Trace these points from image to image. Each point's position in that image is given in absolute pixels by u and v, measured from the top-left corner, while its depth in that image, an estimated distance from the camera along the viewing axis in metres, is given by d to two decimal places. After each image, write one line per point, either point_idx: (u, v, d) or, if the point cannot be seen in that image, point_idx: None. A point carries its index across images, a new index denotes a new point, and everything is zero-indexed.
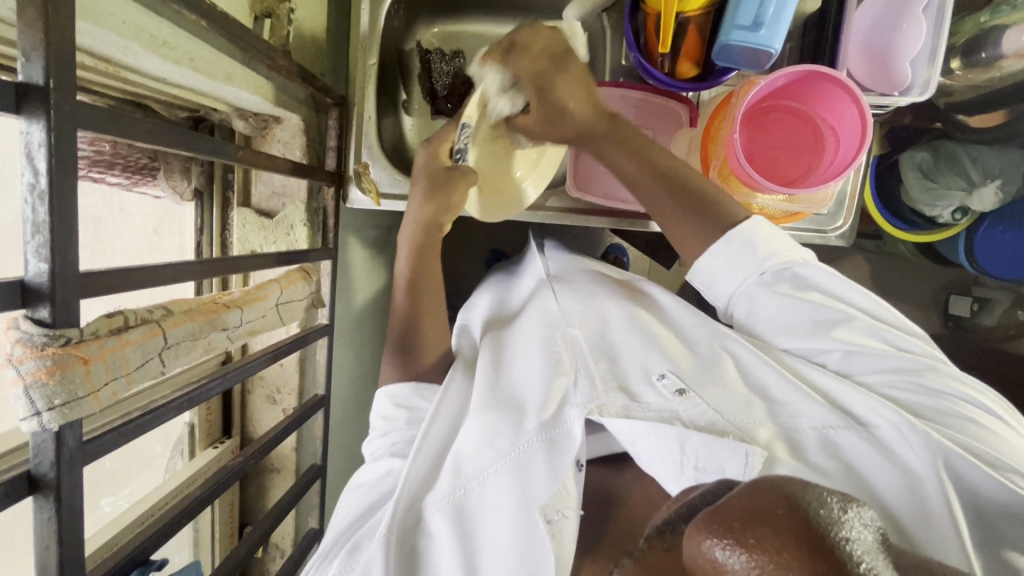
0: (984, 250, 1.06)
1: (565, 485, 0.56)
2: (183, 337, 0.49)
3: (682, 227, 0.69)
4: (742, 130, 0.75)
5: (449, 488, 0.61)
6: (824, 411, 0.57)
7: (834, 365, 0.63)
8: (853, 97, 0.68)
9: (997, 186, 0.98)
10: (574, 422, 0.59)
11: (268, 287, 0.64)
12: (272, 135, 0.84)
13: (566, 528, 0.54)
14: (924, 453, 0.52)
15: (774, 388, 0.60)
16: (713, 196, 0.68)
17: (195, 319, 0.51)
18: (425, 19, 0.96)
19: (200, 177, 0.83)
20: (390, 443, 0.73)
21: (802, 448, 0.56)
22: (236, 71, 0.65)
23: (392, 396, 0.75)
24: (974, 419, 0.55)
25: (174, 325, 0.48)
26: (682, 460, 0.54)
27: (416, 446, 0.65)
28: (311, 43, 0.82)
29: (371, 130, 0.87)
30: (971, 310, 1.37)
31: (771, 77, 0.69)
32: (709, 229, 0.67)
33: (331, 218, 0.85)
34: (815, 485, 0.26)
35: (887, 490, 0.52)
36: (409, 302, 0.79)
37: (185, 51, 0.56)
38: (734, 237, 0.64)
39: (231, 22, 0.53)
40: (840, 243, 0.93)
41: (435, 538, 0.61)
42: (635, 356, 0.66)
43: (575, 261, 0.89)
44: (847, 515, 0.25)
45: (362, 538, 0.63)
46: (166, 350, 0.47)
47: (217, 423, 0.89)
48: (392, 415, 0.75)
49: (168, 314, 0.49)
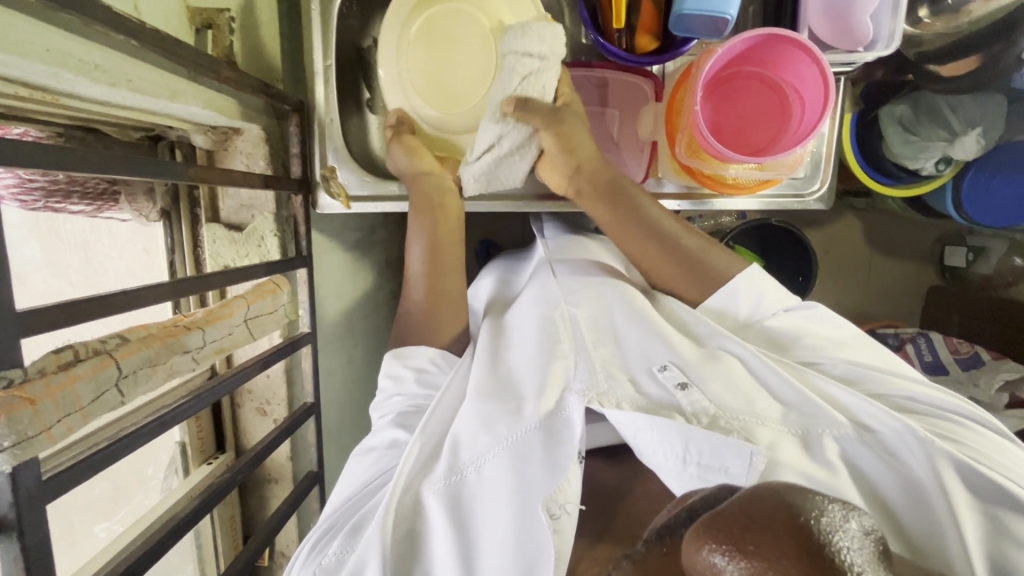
0: (973, 202, 1.08)
1: (566, 480, 0.56)
2: (141, 364, 0.49)
3: (672, 275, 0.75)
4: (706, 102, 0.73)
5: (445, 472, 0.61)
6: (831, 413, 0.59)
7: (837, 373, 0.66)
8: (814, 59, 0.67)
9: (979, 134, 1.00)
10: (574, 410, 0.58)
11: (233, 303, 0.62)
12: (233, 147, 0.83)
13: (567, 523, 0.54)
14: (922, 454, 0.55)
15: (777, 384, 0.62)
16: (700, 253, 0.75)
17: (151, 346, 0.50)
18: (381, 15, 0.95)
19: (165, 197, 0.81)
20: (392, 410, 0.71)
21: (811, 445, 0.57)
22: (182, 87, 0.63)
23: (400, 355, 0.73)
24: (976, 431, 0.58)
25: (128, 354, 0.48)
26: (684, 457, 0.53)
27: (426, 418, 0.65)
28: (264, 51, 0.81)
29: (335, 133, 0.88)
30: (967, 260, 1.44)
31: (728, 43, 0.68)
32: (697, 279, 0.74)
33: (301, 225, 0.85)
34: (812, 491, 0.27)
35: (887, 490, 0.55)
36: (425, 251, 0.79)
37: (121, 74, 0.54)
38: (734, 291, 0.72)
39: (163, 38, 0.53)
40: (820, 207, 0.92)
41: (432, 522, 0.60)
42: (637, 347, 0.66)
43: (575, 242, 0.89)
44: (845, 524, 0.25)
45: (363, 518, 0.63)
46: (123, 380, 0.47)
47: (209, 439, 0.89)
48: (400, 375, 0.72)
49: (122, 343, 0.48)
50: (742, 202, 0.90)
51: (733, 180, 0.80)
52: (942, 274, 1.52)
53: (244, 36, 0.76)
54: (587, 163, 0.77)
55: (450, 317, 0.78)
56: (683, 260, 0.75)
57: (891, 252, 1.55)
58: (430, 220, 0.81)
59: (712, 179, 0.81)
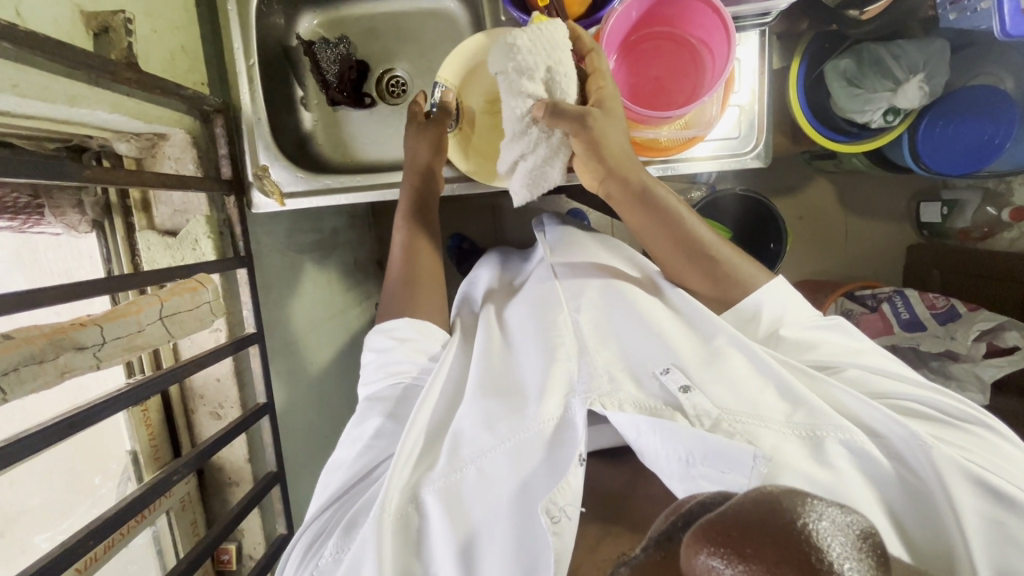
0: (930, 150, 1.04)
1: (567, 481, 0.54)
2: (23, 360, 0.50)
3: (695, 279, 0.71)
4: (618, 68, 0.74)
5: (446, 467, 0.60)
6: (835, 416, 0.57)
7: (850, 378, 0.64)
8: (712, 8, 0.66)
9: (921, 80, 0.98)
10: (576, 412, 0.60)
11: (143, 300, 0.63)
12: (161, 152, 0.83)
13: (565, 528, 0.52)
14: (927, 459, 0.53)
15: (795, 385, 0.60)
16: (723, 259, 0.70)
17: (34, 342, 0.51)
18: (307, 11, 0.95)
19: (95, 208, 0.81)
20: (378, 392, 0.70)
21: (821, 448, 0.55)
22: (81, 91, 0.64)
23: (389, 330, 0.74)
24: (983, 438, 0.57)
25: (5, 351, 0.49)
26: (687, 460, 0.52)
27: (415, 415, 0.65)
28: (182, 55, 0.81)
29: (263, 130, 0.87)
30: (942, 215, 1.40)
31: (624, 8, 0.68)
32: (720, 284, 0.70)
33: (236, 226, 0.85)
34: (807, 493, 0.26)
35: (892, 495, 0.53)
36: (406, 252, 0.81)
37: (5, 77, 0.56)
38: (757, 304, 0.69)
39: (43, 39, 0.54)
40: (759, 164, 0.90)
41: (431, 519, 0.58)
42: (641, 349, 0.65)
43: (570, 236, 0.89)
44: (841, 526, 0.24)
45: (358, 518, 0.62)
46: (3, 377, 0.48)
47: (163, 446, 0.89)
48: (385, 347, 0.73)
49: (3, 340, 0.50)
50: (687, 167, 0.88)
51: (666, 143, 0.80)
52: (920, 232, 1.50)
53: (141, 43, 0.73)
54: (619, 164, 0.68)
55: (428, 301, 0.78)
56: (705, 266, 0.70)
57: (865, 212, 1.53)
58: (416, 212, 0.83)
59: (646, 147, 0.81)
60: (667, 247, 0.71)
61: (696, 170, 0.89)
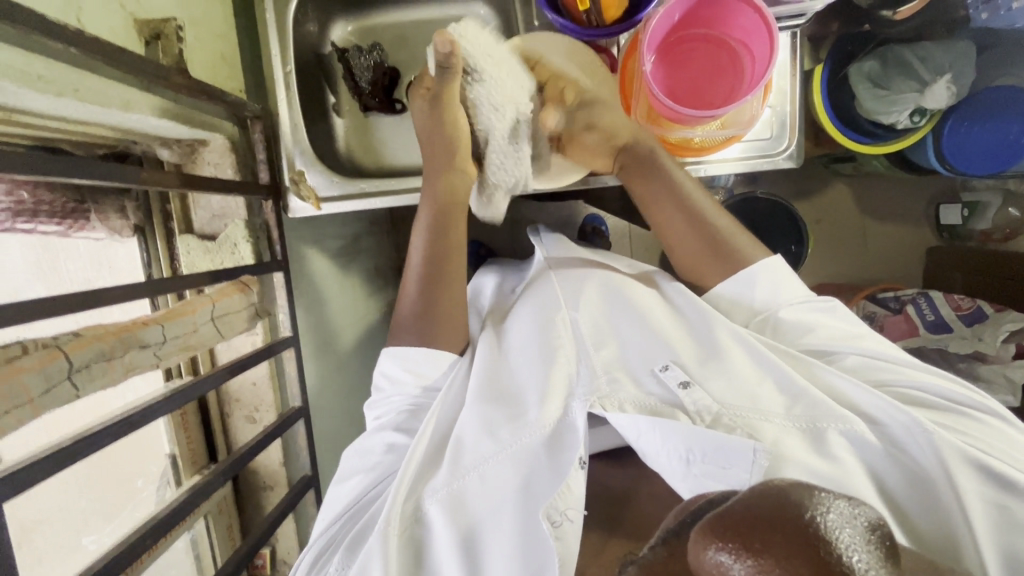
0: (955, 151, 1.04)
1: (567, 486, 0.56)
2: (93, 358, 0.52)
3: (697, 258, 0.73)
4: (656, 69, 0.74)
5: (447, 478, 0.60)
6: (835, 406, 0.59)
7: (849, 365, 0.65)
8: (753, 7, 0.67)
9: (949, 80, 0.98)
10: (578, 415, 0.60)
11: (196, 302, 0.65)
12: (200, 158, 0.84)
13: (569, 529, 0.54)
14: (928, 446, 0.54)
15: (790, 376, 0.61)
16: (728, 239, 0.72)
17: (104, 340, 0.53)
18: (340, 19, 0.97)
19: (138, 212, 0.83)
20: (392, 414, 0.69)
21: (821, 440, 0.57)
22: (134, 97, 0.65)
23: (401, 359, 0.70)
24: (980, 420, 0.58)
25: (79, 348, 0.51)
26: (687, 458, 0.53)
27: (422, 429, 0.64)
28: (223, 61, 0.82)
29: (300, 136, 0.89)
30: (963, 216, 1.40)
31: (665, 8, 0.69)
32: (720, 262, 0.71)
33: (273, 229, 0.86)
34: (816, 488, 0.28)
35: (893, 482, 0.55)
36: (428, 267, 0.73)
37: (68, 83, 0.57)
38: (752, 280, 0.69)
39: (106, 45, 0.55)
40: (792, 165, 0.90)
41: (433, 530, 0.59)
42: (638, 345, 0.65)
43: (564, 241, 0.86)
44: (846, 519, 0.25)
45: (362, 532, 0.62)
46: (76, 373, 0.50)
47: (199, 450, 0.89)
48: (398, 376, 0.70)
49: (74, 338, 0.51)
50: (715, 168, 0.89)
51: (700, 142, 0.80)
52: (939, 234, 1.50)
53: (188, 50, 0.75)
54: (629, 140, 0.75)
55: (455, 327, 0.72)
56: (708, 245, 0.72)
57: (885, 215, 1.53)
58: (437, 226, 0.74)
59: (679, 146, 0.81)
60: (673, 220, 0.73)
61: (722, 172, 0.90)
